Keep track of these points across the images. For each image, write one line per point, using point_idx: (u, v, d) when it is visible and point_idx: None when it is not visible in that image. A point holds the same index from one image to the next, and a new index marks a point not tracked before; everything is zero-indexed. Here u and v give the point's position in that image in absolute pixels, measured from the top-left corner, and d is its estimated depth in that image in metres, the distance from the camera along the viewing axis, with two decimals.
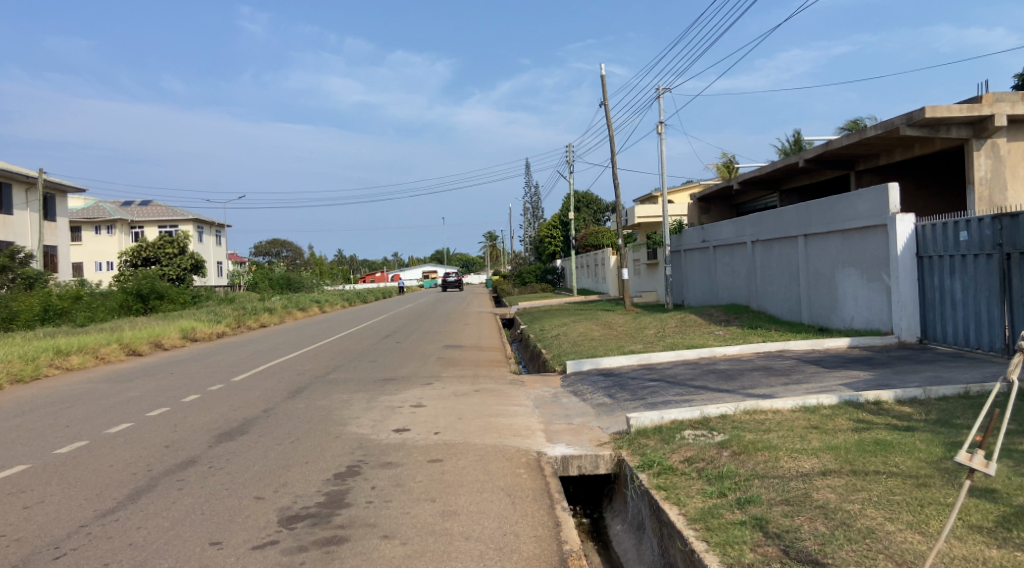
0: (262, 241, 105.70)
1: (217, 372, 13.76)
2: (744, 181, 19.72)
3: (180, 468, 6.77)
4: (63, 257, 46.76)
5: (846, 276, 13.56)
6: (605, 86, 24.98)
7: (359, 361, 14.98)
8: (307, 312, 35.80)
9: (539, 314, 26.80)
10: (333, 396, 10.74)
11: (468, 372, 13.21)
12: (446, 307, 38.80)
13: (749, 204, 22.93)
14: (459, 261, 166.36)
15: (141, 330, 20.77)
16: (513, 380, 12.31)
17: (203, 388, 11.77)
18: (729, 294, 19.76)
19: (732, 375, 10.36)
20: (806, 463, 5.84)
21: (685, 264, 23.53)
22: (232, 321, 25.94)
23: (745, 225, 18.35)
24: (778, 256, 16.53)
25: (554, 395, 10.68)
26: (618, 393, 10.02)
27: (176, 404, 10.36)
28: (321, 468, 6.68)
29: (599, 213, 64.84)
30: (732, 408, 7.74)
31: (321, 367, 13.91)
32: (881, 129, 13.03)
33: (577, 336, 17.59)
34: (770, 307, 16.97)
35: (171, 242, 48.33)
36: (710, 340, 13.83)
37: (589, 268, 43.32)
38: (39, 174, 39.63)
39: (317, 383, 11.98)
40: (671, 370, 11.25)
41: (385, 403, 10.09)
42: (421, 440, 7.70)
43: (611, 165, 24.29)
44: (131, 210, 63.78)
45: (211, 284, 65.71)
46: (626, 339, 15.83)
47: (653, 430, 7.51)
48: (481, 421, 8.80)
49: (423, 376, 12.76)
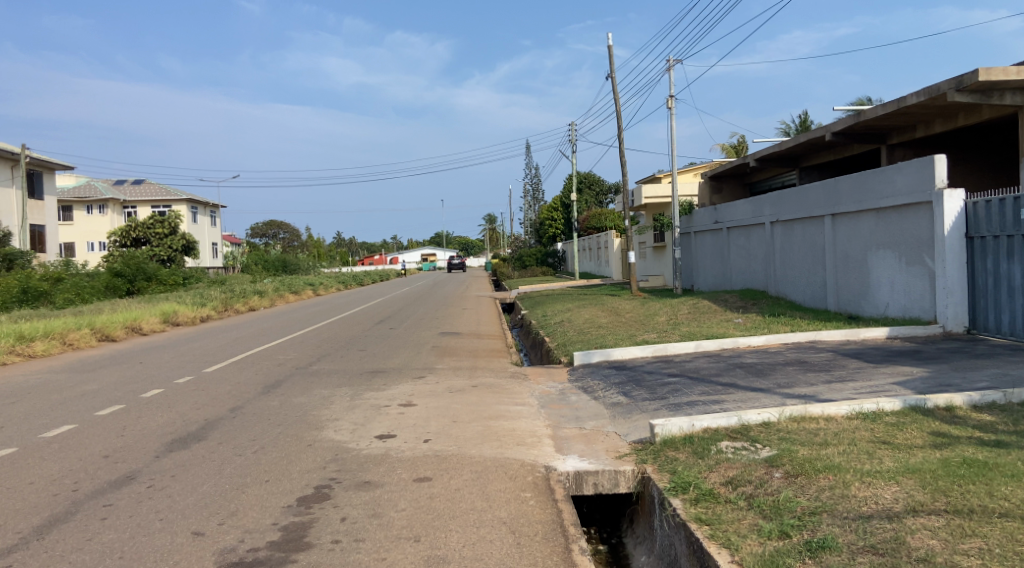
0: (259, 222, 104.17)
1: (191, 361, 12.54)
2: (761, 158, 18.45)
3: (112, 488, 5.58)
4: (50, 237, 45.43)
5: (881, 259, 12.44)
6: (611, 59, 23.70)
7: (348, 350, 13.76)
8: (299, 295, 34.49)
9: (540, 298, 25.56)
10: (313, 392, 9.54)
11: (466, 364, 11.99)
12: (444, 291, 37.56)
13: (764, 183, 21.76)
14: (458, 245, 165.10)
15: (118, 313, 19.50)
16: (514, 373, 11.12)
17: (170, 380, 10.57)
18: (743, 278, 18.61)
19: (763, 370, 9.15)
20: (888, 496, 4.67)
21: (695, 246, 22.34)
22: (218, 304, 24.67)
23: (762, 205, 17.17)
24: (800, 237, 15.38)
25: (561, 392, 9.48)
26: (634, 391, 8.85)
27: (134, 400, 9.14)
28: (284, 489, 5.49)
29: (601, 195, 63.42)
30: (775, 414, 6.57)
31: (305, 357, 12.67)
32: (925, 96, 11.85)
33: (583, 324, 16.38)
34: (791, 293, 15.83)
35: (162, 222, 47.06)
36: (731, 329, 12.64)
37: (591, 252, 42.10)
38: (23, 149, 38.16)
39: (297, 376, 10.76)
40: (692, 364, 10.06)
41: (370, 401, 8.91)
42: (410, 451, 6.53)
43: (618, 141, 23.06)
44: (123, 190, 62.31)
45: (205, 265, 64.51)
46: (636, 326, 14.66)
47: (683, 441, 6.32)
48: (479, 424, 7.61)
49: (416, 368, 11.55)
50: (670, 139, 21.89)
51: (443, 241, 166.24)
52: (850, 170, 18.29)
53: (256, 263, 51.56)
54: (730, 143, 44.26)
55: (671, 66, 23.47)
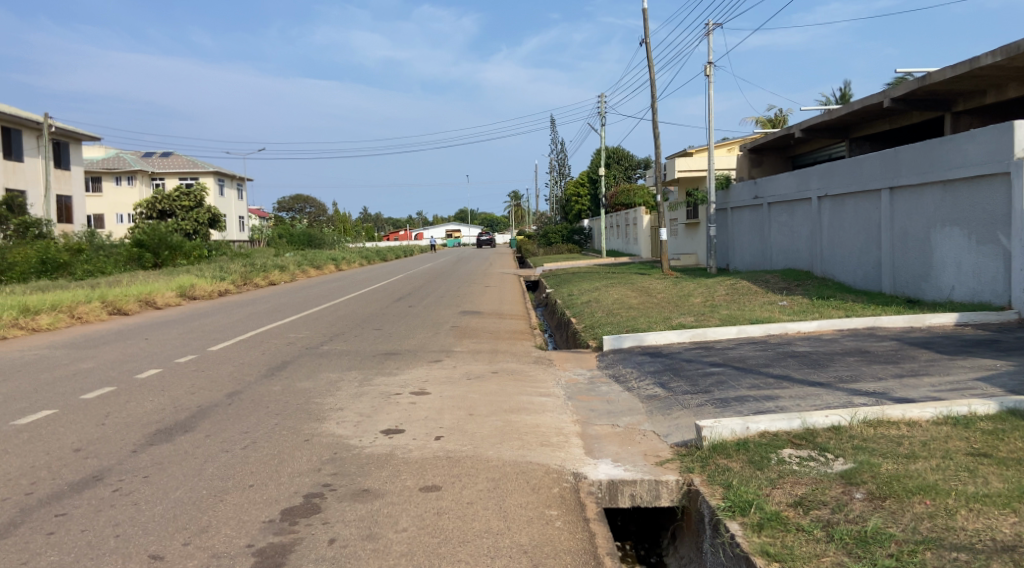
0: (285, 196, 103.87)
1: (198, 339, 11.79)
2: (807, 127, 17.37)
3: (70, 492, 4.78)
4: (77, 208, 45.29)
5: (948, 237, 11.44)
6: (646, 24, 22.49)
7: (364, 329, 12.95)
8: (322, 270, 33.82)
9: (567, 276, 24.57)
10: (321, 375, 8.73)
11: (487, 347, 11.12)
12: (469, 267, 36.73)
13: (809, 155, 20.59)
14: (484, 222, 164.20)
15: (132, 286, 18.85)
16: (539, 358, 10.24)
17: (171, 359, 9.83)
18: (784, 257, 17.53)
19: (819, 361, 8.18)
20: (1009, 532, 3.73)
21: (731, 223, 21.24)
22: (237, 277, 24.00)
23: (808, 178, 16.07)
24: (851, 213, 14.33)
25: (591, 381, 8.58)
26: (673, 382, 7.94)
27: (127, 381, 8.39)
28: (270, 497, 4.67)
29: (631, 170, 61.87)
30: (844, 417, 5.63)
31: (317, 337, 11.87)
32: (1002, 55, 10.66)
33: (612, 304, 15.40)
34: (839, 274, 14.79)
35: (187, 194, 46.72)
36: (776, 313, 11.61)
37: (620, 229, 40.96)
38: (47, 119, 37.70)
39: (305, 357, 9.97)
40: (737, 352, 9.11)
41: (381, 387, 8.11)
42: (421, 451, 5.71)
43: (652, 110, 21.92)
44: (151, 162, 62.15)
45: (231, 238, 64.39)
46: (671, 308, 13.71)
47: (737, 447, 5.41)
48: (498, 418, 6.74)
49: (434, 350, 10.72)
50: (708, 109, 20.70)
51: (470, 217, 165.26)
52: (904, 143, 17.05)
53: (281, 237, 51.11)
54: (765, 116, 42.56)
55: (710, 32, 22.17)
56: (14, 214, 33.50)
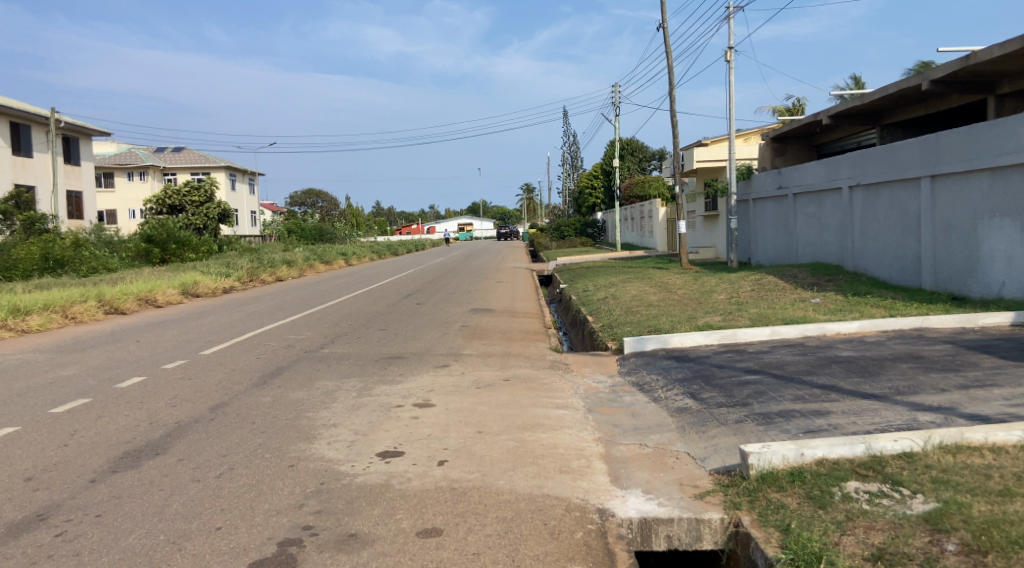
0: (297, 191, 103.46)
1: (191, 341, 11.08)
2: (836, 113, 16.49)
3: (6, 537, 4.07)
4: (87, 203, 44.85)
5: (997, 229, 10.55)
6: (664, 7, 21.60)
7: (368, 329, 12.21)
8: (331, 266, 33.12)
9: (582, 270, 23.74)
10: (316, 383, 8.00)
11: (498, 349, 10.35)
12: (482, 262, 35.90)
13: (836, 144, 19.66)
14: (497, 214, 163.60)
15: (132, 283, 18.20)
16: (555, 362, 9.47)
17: (157, 364, 9.12)
18: (811, 251, 16.62)
19: (868, 369, 7.36)
20: None
21: (753, 215, 20.34)
22: (244, 274, 23.32)
23: (838, 167, 15.19)
24: (887, 204, 13.43)
25: (613, 390, 7.80)
26: (704, 392, 7.15)
27: (106, 392, 7.67)
28: (239, 545, 3.93)
29: (646, 162, 60.76)
30: (917, 442, 4.80)
31: (317, 339, 11.14)
32: None
33: (631, 301, 14.58)
34: (873, 268, 13.90)
35: (197, 188, 46.15)
36: (810, 311, 10.76)
37: (635, 222, 40.02)
38: (53, 113, 37.16)
39: (303, 363, 9.22)
40: (773, 357, 8.30)
41: (381, 398, 7.36)
42: (422, 480, 4.95)
43: (671, 97, 21.04)
44: (161, 156, 61.74)
45: (243, 233, 63.94)
46: (694, 305, 12.88)
47: (791, 478, 4.60)
48: (511, 437, 5.98)
49: (441, 354, 9.97)
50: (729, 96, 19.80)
51: (482, 210, 164.53)
52: (940, 129, 16.10)
53: (292, 232, 50.52)
54: (783, 105, 41.41)
55: (731, 15, 21.22)
56: (21, 210, 33.02)
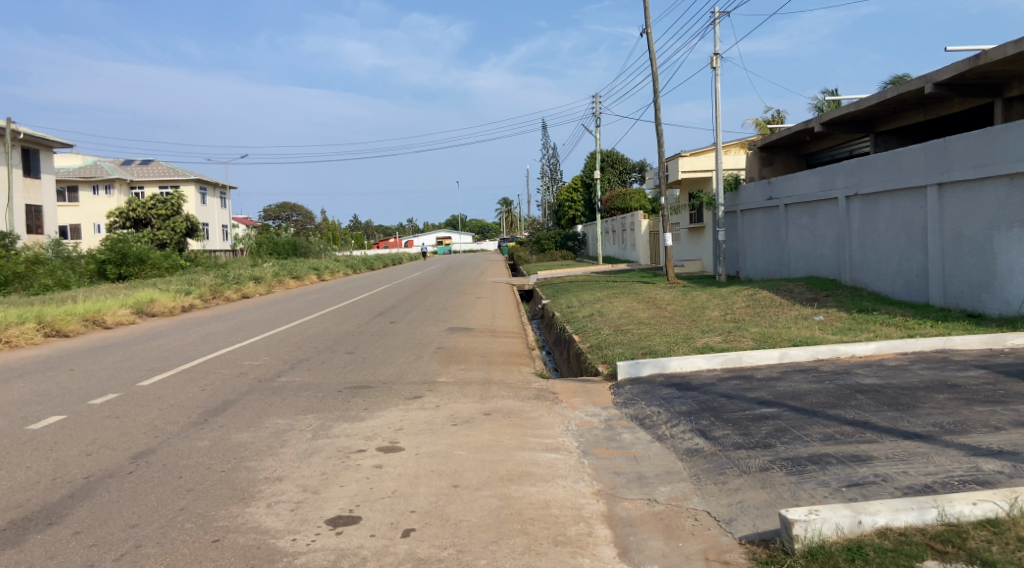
0: (272, 204, 101.53)
1: (131, 369, 9.88)
2: (828, 120, 15.76)
3: None
4: (47, 218, 43.09)
5: (1016, 240, 9.75)
6: (648, 12, 20.85)
7: (333, 353, 11.11)
8: (302, 281, 31.79)
9: (563, 285, 22.78)
10: (265, 422, 6.89)
11: (478, 375, 9.30)
12: (460, 276, 34.76)
13: (826, 153, 18.97)
14: (475, 228, 162.62)
15: (80, 303, 16.86)
16: (541, 391, 8.44)
17: (83, 399, 7.94)
18: (805, 264, 15.81)
19: (901, 400, 6.44)
20: None
21: (741, 227, 19.55)
22: (206, 290, 22.02)
23: (834, 175, 14.40)
24: (888, 214, 12.64)
25: (609, 426, 6.79)
26: (717, 429, 6.18)
27: (12, 436, 6.49)
28: None
29: (626, 175, 60.18)
30: (1001, 506, 3.86)
31: (275, 366, 10.02)
32: None
33: (619, 319, 13.60)
34: (874, 282, 13.09)
35: (163, 201, 44.56)
36: (818, 330, 9.85)
37: (617, 234, 39.19)
38: (7, 123, 35.51)
39: (254, 396, 8.08)
40: (788, 385, 7.36)
41: (340, 441, 6.28)
42: (379, 561, 3.89)
43: (655, 105, 20.23)
44: (128, 169, 59.95)
45: (214, 247, 62.22)
46: (689, 324, 11.94)
47: (849, 556, 3.62)
48: (494, 492, 4.95)
49: (414, 382, 8.90)
50: (715, 104, 19.06)
51: (460, 224, 163.51)
52: (936, 137, 15.46)
53: (263, 246, 48.99)
54: (765, 118, 41.03)
55: (714, 21, 20.52)
56: None
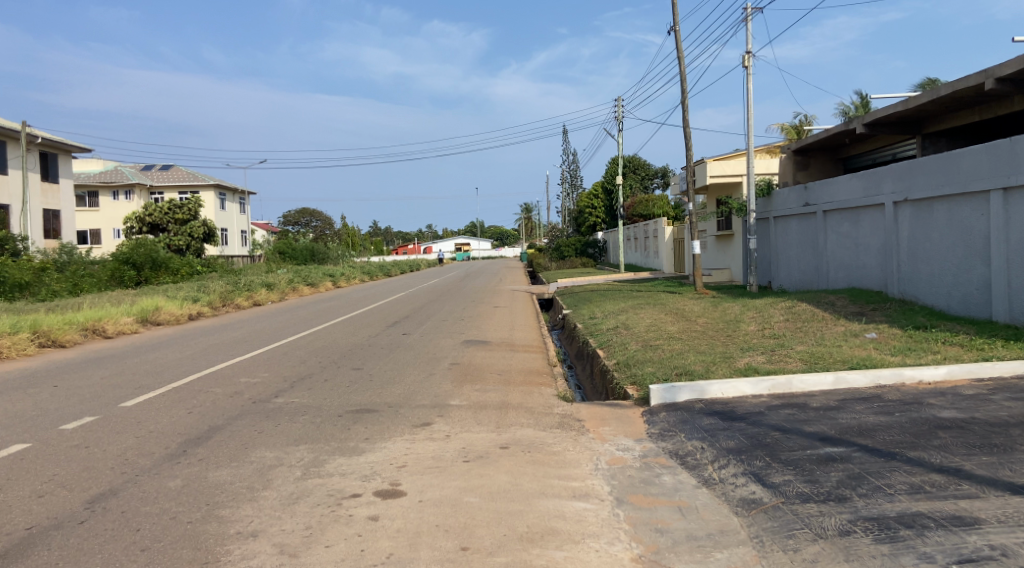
0: (291, 210, 101.54)
1: (118, 386, 9.09)
2: (872, 120, 14.75)
3: None
4: (66, 223, 42.91)
5: None
6: (675, 8, 19.93)
7: (338, 370, 10.27)
8: (316, 288, 31.10)
9: (585, 294, 21.82)
10: (249, 456, 6.02)
11: (494, 398, 8.40)
12: (477, 284, 33.85)
13: (865, 157, 17.93)
14: (493, 234, 162.30)
15: (83, 311, 16.18)
16: (564, 418, 7.50)
17: (54, 424, 7.13)
18: (846, 275, 14.78)
19: (994, 441, 5.47)
20: None
21: (774, 234, 18.53)
22: (215, 298, 21.31)
23: (880, 180, 13.38)
24: (943, 222, 11.63)
25: (646, 465, 5.86)
26: (776, 474, 5.23)
27: None
28: None
29: (647, 181, 59.24)
30: None
31: (274, 384, 9.19)
32: None
33: (646, 333, 12.62)
34: (925, 296, 12.06)
35: (180, 207, 44.19)
36: (874, 350, 8.86)
37: (639, 242, 38.20)
38: (23, 128, 35.27)
39: (243, 422, 7.22)
40: (852, 418, 6.40)
41: (333, 482, 5.39)
42: None
43: (683, 106, 19.27)
44: (148, 175, 59.85)
45: (232, 252, 61.92)
46: (724, 340, 10.98)
47: None
48: (515, 559, 4.05)
49: (423, 405, 8.03)
50: (747, 105, 18.08)
51: (478, 230, 163.10)
52: (989, 140, 14.43)
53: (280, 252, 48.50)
54: (790, 122, 40.06)
55: (746, 18, 19.54)
56: None
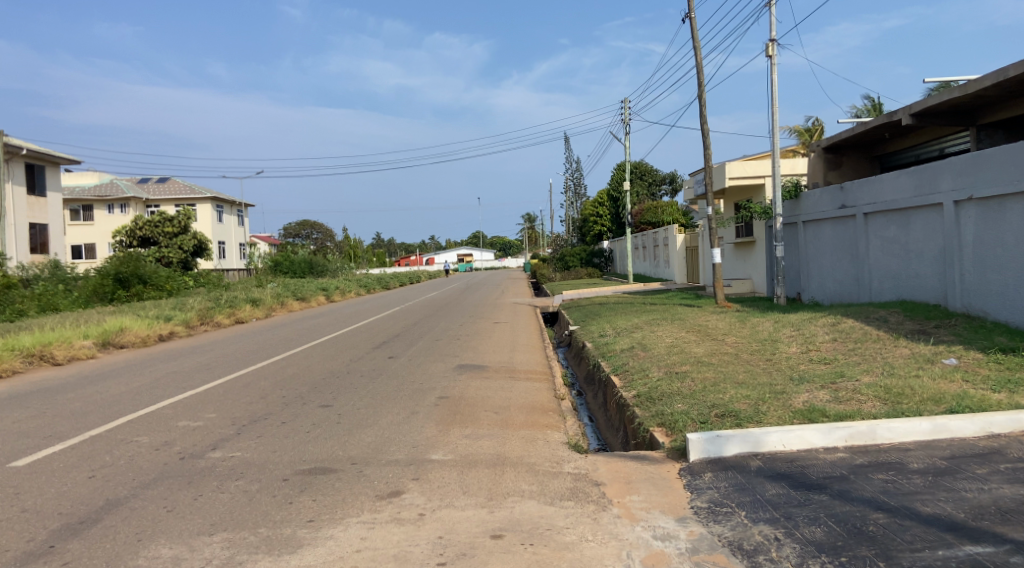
0: (292, 222, 100.13)
1: (24, 435, 7.32)
2: (921, 110, 12.98)
3: None
4: (55, 237, 41.35)
5: None
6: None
7: (301, 408, 8.49)
8: (308, 302, 29.37)
9: (595, 308, 20.00)
10: (135, 559, 4.24)
11: (489, 450, 6.62)
12: (479, 296, 32.06)
13: (905, 153, 16.16)
14: (496, 244, 160.95)
15: (32, 334, 14.43)
16: (579, 482, 5.72)
17: None
18: (894, 286, 12.99)
19: None
20: None
21: (804, 241, 16.73)
22: (191, 315, 19.53)
23: (936, 176, 11.58)
24: (1018, 223, 9.86)
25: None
26: None
27: None
28: None
29: (654, 187, 57.49)
30: None
31: (217, 430, 7.42)
32: None
33: (668, 355, 10.82)
34: (997, 310, 10.28)
35: (171, 220, 42.47)
36: (964, 384, 7.06)
37: (648, 250, 36.36)
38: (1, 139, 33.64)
39: (151, 493, 5.43)
40: (983, 493, 4.62)
41: None
42: None
43: (701, 100, 17.49)
44: (143, 187, 58.28)
45: (228, 265, 60.28)
46: (766, 367, 9.17)
47: None
48: None
49: (396, 461, 6.25)
50: (772, 97, 16.29)
51: (481, 240, 161.50)
52: None
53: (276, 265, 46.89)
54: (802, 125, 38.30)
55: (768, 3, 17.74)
56: None
